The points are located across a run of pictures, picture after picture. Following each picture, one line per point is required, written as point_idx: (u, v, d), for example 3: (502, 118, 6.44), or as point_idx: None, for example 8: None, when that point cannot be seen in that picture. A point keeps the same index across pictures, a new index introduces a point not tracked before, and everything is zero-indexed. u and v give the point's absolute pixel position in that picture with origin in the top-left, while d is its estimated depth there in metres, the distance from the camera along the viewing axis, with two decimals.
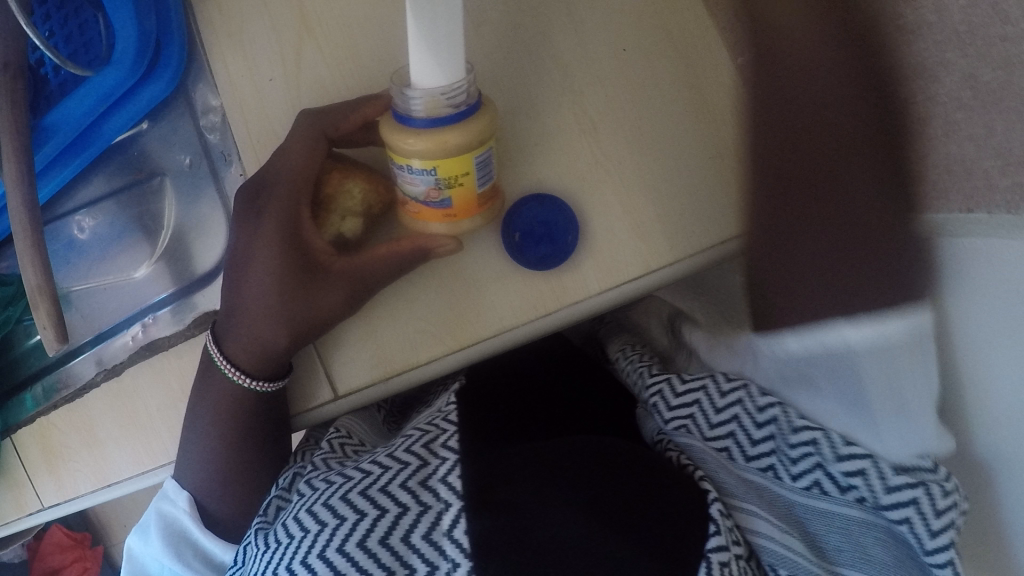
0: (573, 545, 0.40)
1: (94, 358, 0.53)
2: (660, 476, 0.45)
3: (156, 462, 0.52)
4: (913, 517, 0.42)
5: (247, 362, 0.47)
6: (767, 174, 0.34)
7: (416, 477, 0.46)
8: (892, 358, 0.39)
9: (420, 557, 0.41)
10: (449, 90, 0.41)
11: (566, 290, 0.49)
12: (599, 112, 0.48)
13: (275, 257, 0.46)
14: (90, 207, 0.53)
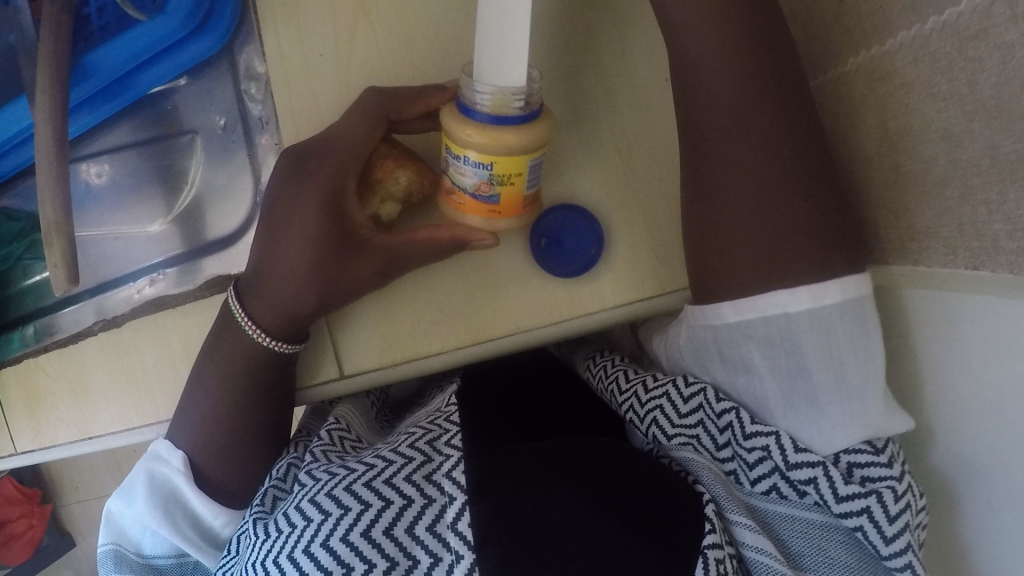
0: (567, 531, 0.41)
1: (93, 308, 0.52)
2: (653, 488, 0.46)
3: (145, 421, 0.51)
4: (867, 525, 0.43)
5: (268, 322, 0.48)
6: (705, 166, 0.47)
7: (420, 470, 0.44)
8: (832, 324, 0.44)
9: (424, 549, 0.40)
10: (520, 92, 0.42)
11: (583, 299, 0.51)
12: (635, 134, 0.51)
13: (318, 223, 0.46)
14: (112, 154, 0.54)
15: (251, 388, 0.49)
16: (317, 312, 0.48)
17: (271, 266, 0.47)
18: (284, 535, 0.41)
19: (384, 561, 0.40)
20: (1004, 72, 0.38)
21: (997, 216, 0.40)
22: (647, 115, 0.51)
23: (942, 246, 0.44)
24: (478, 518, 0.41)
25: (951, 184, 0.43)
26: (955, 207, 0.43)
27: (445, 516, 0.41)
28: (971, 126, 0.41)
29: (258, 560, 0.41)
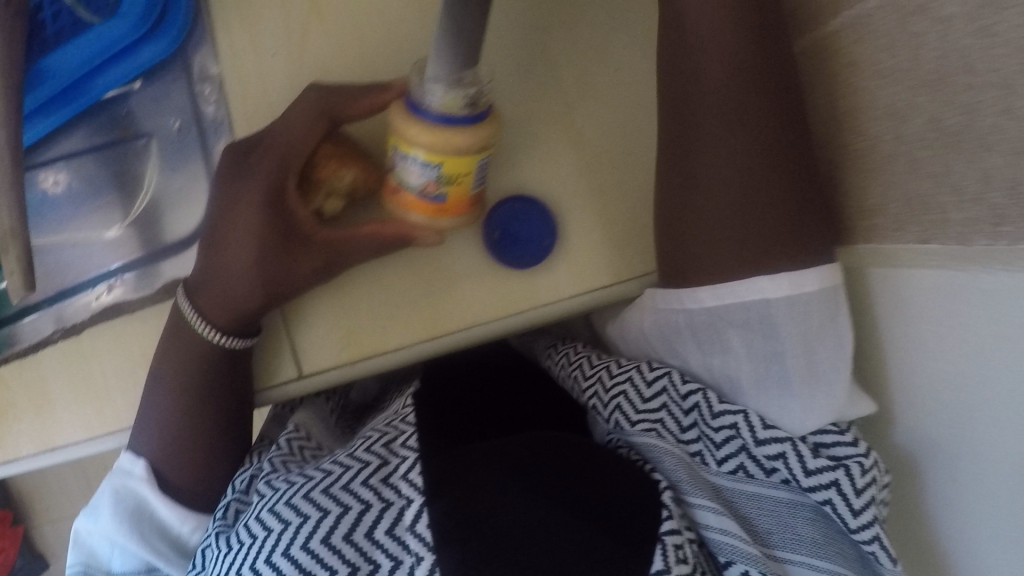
0: (528, 528, 0.40)
1: (52, 316, 0.52)
2: (614, 476, 0.46)
3: (106, 430, 0.52)
4: (835, 498, 0.44)
5: (217, 317, 0.48)
6: (679, 152, 0.47)
7: (378, 474, 0.43)
8: (808, 312, 0.44)
9: (384, 553, 0.40)
10: (469, 92, 0.43)
11: (538, 290, 0.52)
12: (587, 124, 0.52)
13: (257, 218, 0.47)
14: (69, 160, 0.52)
15: (213, 385, 0.49)
16: (260, 307, 0.48)
17: (215, 267, 0.48)
18: (251, 544, 0.42)
19: (346, 567, 0.39)
20: (944, 43, 0.38)
21: (943, 188, 0.41)
22: (599, 106, 0.52)
23: (891, 223, 0.45)
24: (438, 516, 0.40)
25: (896, 160, 0.43)
26: (902, 182, 0.43)
27: (404, 518, 0.41)
28: (913, 100, 0.42)
29: (227, 572, 0.42)
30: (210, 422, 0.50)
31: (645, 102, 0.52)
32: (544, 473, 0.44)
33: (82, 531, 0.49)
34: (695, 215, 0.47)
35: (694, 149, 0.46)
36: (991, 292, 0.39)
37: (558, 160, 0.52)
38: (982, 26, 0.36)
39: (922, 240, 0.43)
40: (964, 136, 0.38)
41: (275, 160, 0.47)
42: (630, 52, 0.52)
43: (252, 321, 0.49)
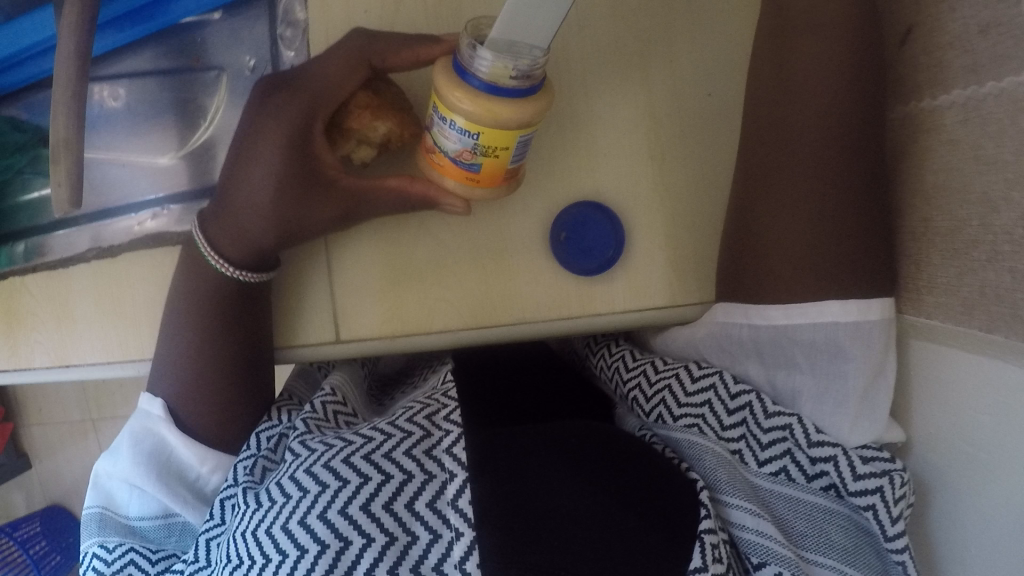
0: (572, 517, 0.39)
1: (89, 235, 0.50)
2: (649, 477, 0.44)
3: (127, 357, 0.49)
4: (878, 504, 0.45)
5: (230, 251, 0.45)
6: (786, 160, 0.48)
7: (421, 445, 0.42)
8: (871, 338, 0.45)
9: (423, 525, 0.38)
10: (523, 64, 0.38)
11: (595, 300, 0.51)
12: (669, 143, 0.51)
13: (273, 159, 0.43)
14: (133, 78, 0.51)
15: (241, 340, 0.47)
16: (271, 248, 0.45)
17: (230, 207, 0.45)
18: (280, 504, 0.39)
19: (382, 535, 0.38)
20: None
21: (1022, 285, 0.40)
22: (683, 126, 0.51)
23: (964, 305, 0.44)
24: (483, 497, 0.39)
25: (983, 244, 0.43)
26: (987, 271, 0.43)
27: (445, 492, 0.39)
28: (1011, 192, 0.41)
29: (251, 530, 0.39)
30: (233, 370, 0.48)
31: (733, 133, 0.51)
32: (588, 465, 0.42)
33: (98, 476, 0.48)
34: (787, 225, 0.48)
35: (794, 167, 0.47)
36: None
37: (635, 171, 0.51)
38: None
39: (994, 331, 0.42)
40: None
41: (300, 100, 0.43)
42: (721, 79, 0.51)
43: (263, 264, 0.46)
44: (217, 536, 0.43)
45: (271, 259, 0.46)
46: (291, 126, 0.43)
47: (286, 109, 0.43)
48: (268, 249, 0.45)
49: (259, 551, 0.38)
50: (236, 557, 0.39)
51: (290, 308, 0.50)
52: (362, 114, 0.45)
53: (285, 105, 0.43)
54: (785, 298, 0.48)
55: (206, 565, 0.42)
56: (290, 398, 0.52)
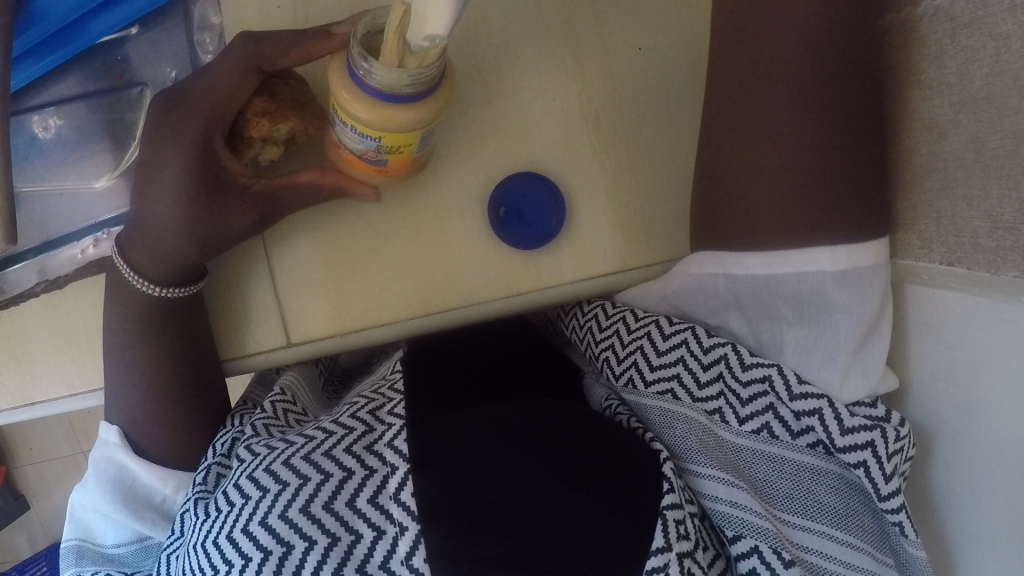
0: (513, 501, 0.38)
1: (35, 268, 0.49)
2: (601, 445, 0.43)
3: (88, 387, 0.50)
4: (869, 460, 0.43)
5: (153, 272, 0.45)
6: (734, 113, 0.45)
7: (363, 441, 0.42)
8: (860, 283, 0.43)
9: (365, 522, 0.38)
10: (417, 80, 0.38)
11: (541, 274, 0.49)
12: (604, 104, 0.49)
13: (181, 179, 0.43)
14: (60, 105, 0.50)
15: (193, 356, 0.47)
16: (192, 263, 0.45)
17: (143, 231, 0.44)
18: (227, 512, 0.40)
19: (325, 537, 0.38)
20: (998, 63, 0.36)
21: (976, 212, 0.39)
22: (619, 82, 0.49)
23: (914, 237, 0.43)
24: (427, 491, 0.39)
25: (934, 174, 0.41)
26: (934, 200, 0.42)
27: (386, 487, 0.39)
28: (959, 116, 0.39)
29: (201, 542, 0.40)
30: (188, 383, 0.48)
31: (671, 86, 0.49)
32: (535, 444, 0.42)
33: (75, 506, 0.50)
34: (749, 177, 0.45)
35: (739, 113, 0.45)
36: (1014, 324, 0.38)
37: (571, 136, 0.49)
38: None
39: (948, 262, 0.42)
40: (1009, 163, 0.36)
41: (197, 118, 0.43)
42: (653, 31, 0.49)
43: (190, 279, 0.46)
44: (177, 547, 0.43)
45: (196, 273, 0.46)
46: (196, 146, 0.43)
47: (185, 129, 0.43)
48: (191, 265, 0.45)
49: (209, 562, 0.39)
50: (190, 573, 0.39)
51: (230, 315, 0.49)
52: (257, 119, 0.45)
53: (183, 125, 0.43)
54: (759, 244, 0.45)
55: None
56: (245, 403, 0.52)
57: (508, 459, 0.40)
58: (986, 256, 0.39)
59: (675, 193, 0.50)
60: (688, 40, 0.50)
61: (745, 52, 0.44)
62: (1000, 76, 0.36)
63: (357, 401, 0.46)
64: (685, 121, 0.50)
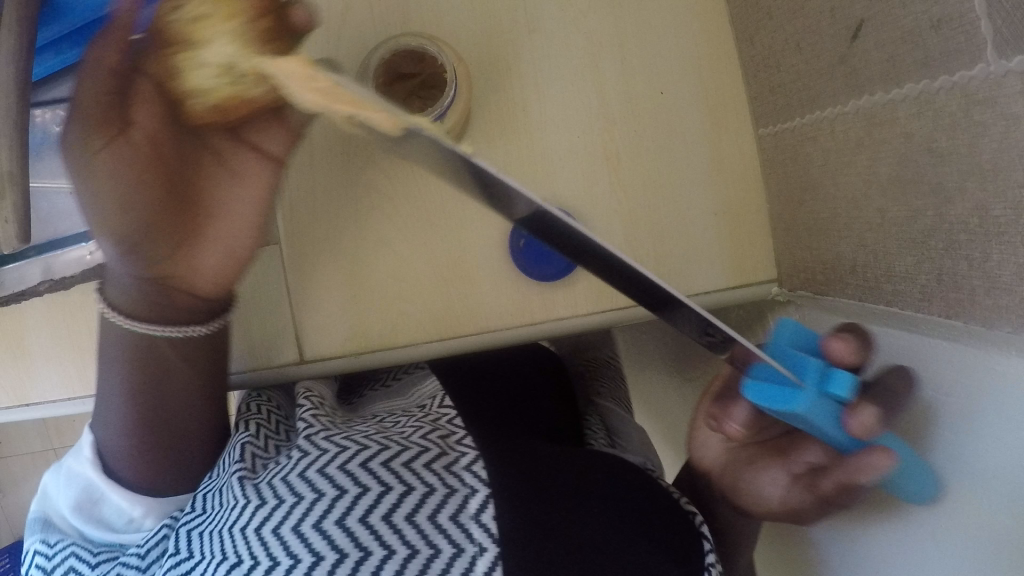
0: (580, 522, 0.42)
1: (41, 266, 0.48)
2: (633, 487, 0.47)
3: (88, 393, 0.49)
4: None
5: (161, 304, 0.46)
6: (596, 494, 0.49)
7: (441, 461, 0.44)
8: None
9: (445, 538, 0.39)
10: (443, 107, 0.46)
11: (553, 305, 0.50)
12: (623, 141, 0.51)
13: (138, 211, 0.43)
14: (77, 101, 0.48)
15: (167, 383, 0.47)
16: (184, 287, 0.47)
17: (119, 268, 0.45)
18: (290, 503, 0.40)
19: (405, 549, 0.38)
20: (1003, 141, 0.36)
21: (976, 273, 0.40)
22: (639, 124, 0.51)
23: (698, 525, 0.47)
24: (506, 523, 0.40)
25: (937, 234, 0.42)
26: (937, 256, 0.42)
27: (467, 507, 0.41)
28: (966, 184, 0.39)
29: (250, 527, 0.39)
30: (171, 413, 0.47)
31: (688, 129, 0.51)
32: (578, 480, 0.46)
33: (46, 486, 0.50)
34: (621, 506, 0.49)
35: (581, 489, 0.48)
36: (1006, 381, 0.38)
37: (590, 169, 0.51)
38: (1005, 107, 0.35)
39: (923, 306, 0.44)
40: (1008, 231, 0.37)
41: (147, 142, 0.43)
42: (675, 76, 0.51)
43: (211, 296, 0.48)
44: (202, 526, 0.43)
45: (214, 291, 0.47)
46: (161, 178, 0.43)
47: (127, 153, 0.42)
48: (188, 289, 0.47)
49: (261, 553, 0.38)
50: (224, 552, 0.39)
51: (249, 324, 0.50)
52: (144, 122, 0.42)
53: (142, 151, 0.43)
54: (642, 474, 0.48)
55: (188, 557, 0.41)
56: (263, 411, 0.51)
57: (565, 491, 0.44)
58: (982, 312, 0.40)
59: (689, 232, 0.51)
60: (708, 87, 0.51)
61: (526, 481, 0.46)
62: (1003, 151, 0.36)
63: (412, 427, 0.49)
64: (703, 166, 0.51)
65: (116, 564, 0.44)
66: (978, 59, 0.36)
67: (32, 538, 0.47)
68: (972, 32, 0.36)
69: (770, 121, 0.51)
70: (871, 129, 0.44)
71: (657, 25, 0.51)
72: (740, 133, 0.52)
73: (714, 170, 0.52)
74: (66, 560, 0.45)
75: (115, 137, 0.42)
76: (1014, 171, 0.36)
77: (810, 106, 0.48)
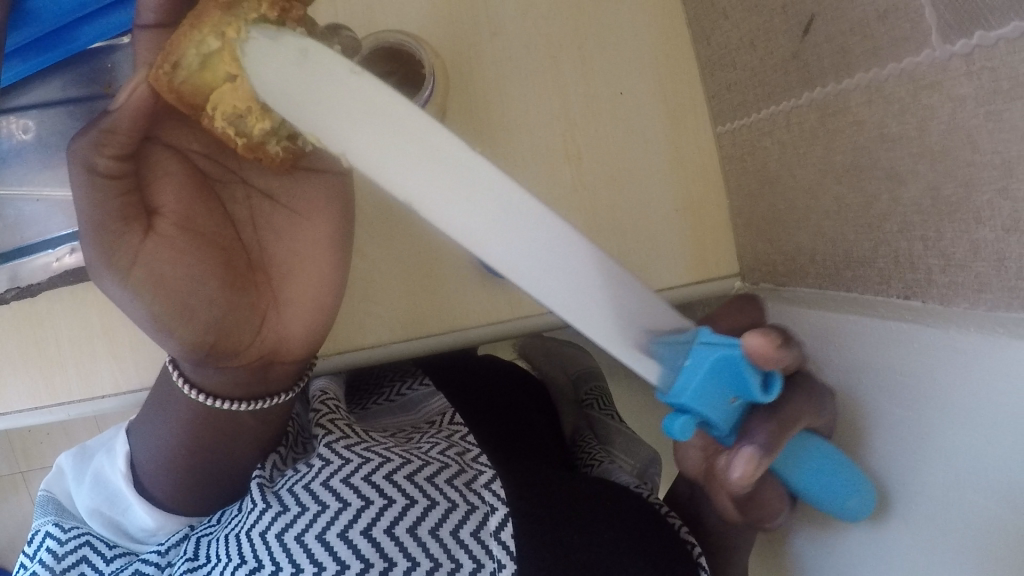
0: (575, 540, 0.47)
1: (6, 275, 0.49)
2: (598, 498, 0.53)
3: (54, 400, 0.50)
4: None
5: (220, 385, 0.46)
6: (566, 496, 0.51)
7: (461, 478, 0.48)
8: None
9: (466, 553, 0.43)
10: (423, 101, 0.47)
11: (522, 305, 0.51)
12: (586, 146, 0.52)
13: (210, 300, 0.43)
14: (40, 109, 0.48)
15: (240, 428, 0.48)
16: (276, 360, 0.47)
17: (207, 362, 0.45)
18: (312, 511, 0.44)
19: (428, 561, 0.42)
20: (952, 121, 0.36)
21: (931, 252, 0.40)
22: (599, 124, 0.52)
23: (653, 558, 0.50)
24: (522, 537, 0.45)
25: (891, 219, 0.42)
26: (891, 239, 0.42)
27: (488, 524, 0.45)
28: (917, 166, 0.39)
29: (272, 533, 0.44)
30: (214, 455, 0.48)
31: (648, 129, 0.52)
32: (561, 499, 0.50)
33: (71, 475, 0.54)
34: (591, 513, 0.50)
35: (555, 490, 0.51)
36: (963, 352, 0.39)
37: (554, 171, 0.52)
38: (952, 89, 0.35)
39: (882, 289, 0.44)
40: (961, 209, 0.37)
41: (179, 229, 0.43)
42: (634, 79, 0.52)
43: (291, 357, 0.48)
44: (213, 533, 0.47)
45: (300, 351, 0.48)
46: (216, 257, 0.44)
47: (180, 242, 0.42)
48: (281, 358, 0.47)
49: (285, 558, 0.42)
50: (241, 556, 0.43)
51: None
52: (168, 207, 0.43)
53: (180, 243, 0.42)
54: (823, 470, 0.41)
55: (204, 562, 0.45)
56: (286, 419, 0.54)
57: (558, 514, 0.48)
58: (937, 291, 0.40)
59: (656, 228, 0.52)
60: (667, 91, 0.53)
61: (527, 489, 0.49)
62: (952, 131, 0.36)
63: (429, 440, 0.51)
64: (659, 163, 0.52)
65: (134, 561, 0.47)
66: (925, 45, 0.36)
67: (44, 519, 0.50)
68: (918, 20, 0.36)
69: (727, 119, 0.51)
70: (824, 119, 0.45)
71: (619, 35, 0.52)
72: (698, 133, 0.53)
73: (674, 168, 0.52)
74: (80, 548, 0.47)
75: (148, 233, 0.42)
76: (963, 150, 0.36)
77: (766, 102, 0.48)
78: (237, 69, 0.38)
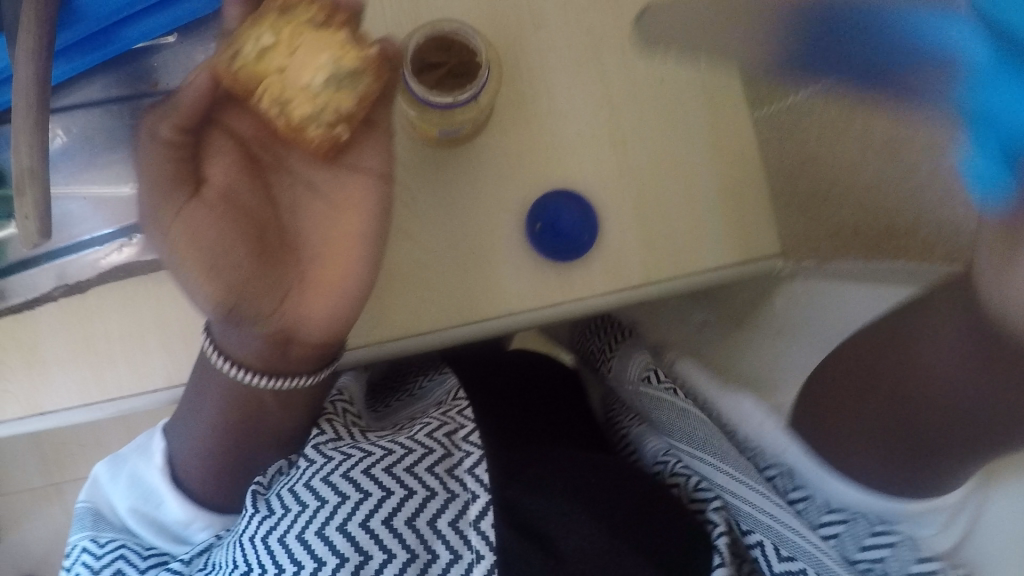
0: (559, 535, 0.43)
1: (53, 273, 0.49)
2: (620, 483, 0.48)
3: (105, 397, 0.49)
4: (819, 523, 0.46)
5: (256, 362, 0.48)
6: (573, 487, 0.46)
7: (443, 463, 0.46)
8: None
9: (443, 543, 0.42)
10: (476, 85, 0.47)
11: (573, 285, 0.52)
12: (628, 131, 0.53)
13: (240, 261, 0.44)
14: (84, 111, 0.49)
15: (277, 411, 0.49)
16: (296, 337, 0.47)
17: (236, 332, 0.46)
18: (299, 510, 0.44)
19: (404, 552, 0.42)
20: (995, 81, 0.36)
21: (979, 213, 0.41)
22: (640, 110, 0.53)
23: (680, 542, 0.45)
24: (504, 527, 0.42)
25: None
26: None
27: (466, 513, 0.43)
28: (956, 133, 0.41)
29: (267, 536, 0.44)
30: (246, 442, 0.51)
31: (688, 114, 0.54)
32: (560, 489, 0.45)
33: (102, 478, 0.53)
34: (602, 498, 0.46)
35: (568, 483, 0.46)
36: None
37: (598, 156, 0.53)
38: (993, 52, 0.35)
39: None
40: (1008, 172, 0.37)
41: (220, 199, 0.45)
42: None
43: (313, 342, 0.47)
44: (234, 537, 0.46)
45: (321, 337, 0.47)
46: (248, 232, 0.45)
47: (216, 211, 0.44)
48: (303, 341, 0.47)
49: (273, 558, 0.43)
50: (246, 562, 0.43)
51: None
52: (215, 178, 0.45)
53: (220, 209, 0.44)
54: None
55: (219, 566, 0.46)
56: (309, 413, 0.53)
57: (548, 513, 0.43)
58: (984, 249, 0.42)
59: (700, 211, 0.53)
60: None
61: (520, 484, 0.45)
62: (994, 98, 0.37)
63: (424, 421, 0.50)
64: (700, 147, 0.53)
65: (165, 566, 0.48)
66: None
67: (81, 533, 0.50)
68: None
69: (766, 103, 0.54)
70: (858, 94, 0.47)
71: None
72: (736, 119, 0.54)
73: (715, 152, 0.54)
74: (116, 560, 0.48)
75: (192, 197, 0.44)
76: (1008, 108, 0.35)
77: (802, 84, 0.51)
78: (291, 58, 0.42)
